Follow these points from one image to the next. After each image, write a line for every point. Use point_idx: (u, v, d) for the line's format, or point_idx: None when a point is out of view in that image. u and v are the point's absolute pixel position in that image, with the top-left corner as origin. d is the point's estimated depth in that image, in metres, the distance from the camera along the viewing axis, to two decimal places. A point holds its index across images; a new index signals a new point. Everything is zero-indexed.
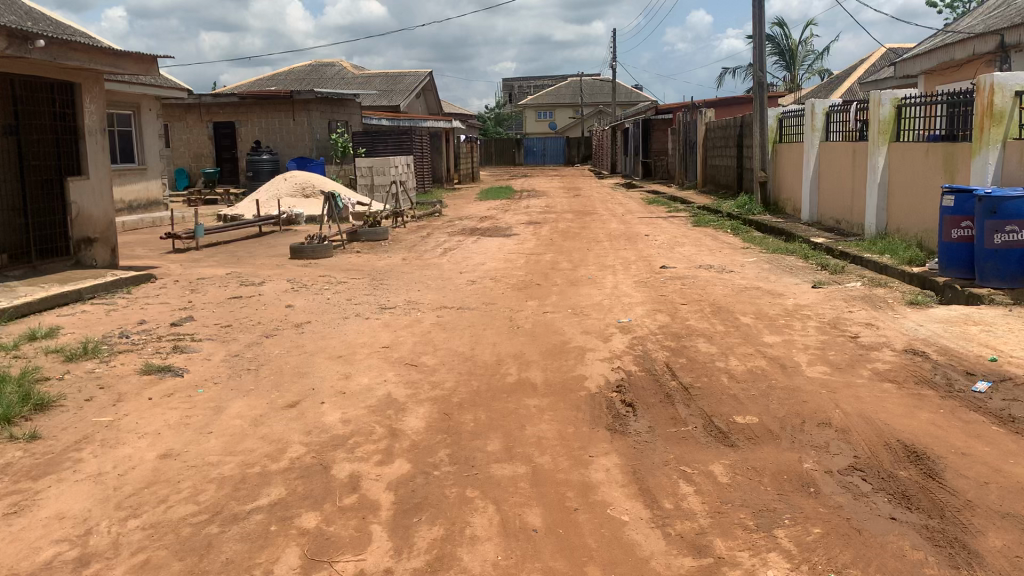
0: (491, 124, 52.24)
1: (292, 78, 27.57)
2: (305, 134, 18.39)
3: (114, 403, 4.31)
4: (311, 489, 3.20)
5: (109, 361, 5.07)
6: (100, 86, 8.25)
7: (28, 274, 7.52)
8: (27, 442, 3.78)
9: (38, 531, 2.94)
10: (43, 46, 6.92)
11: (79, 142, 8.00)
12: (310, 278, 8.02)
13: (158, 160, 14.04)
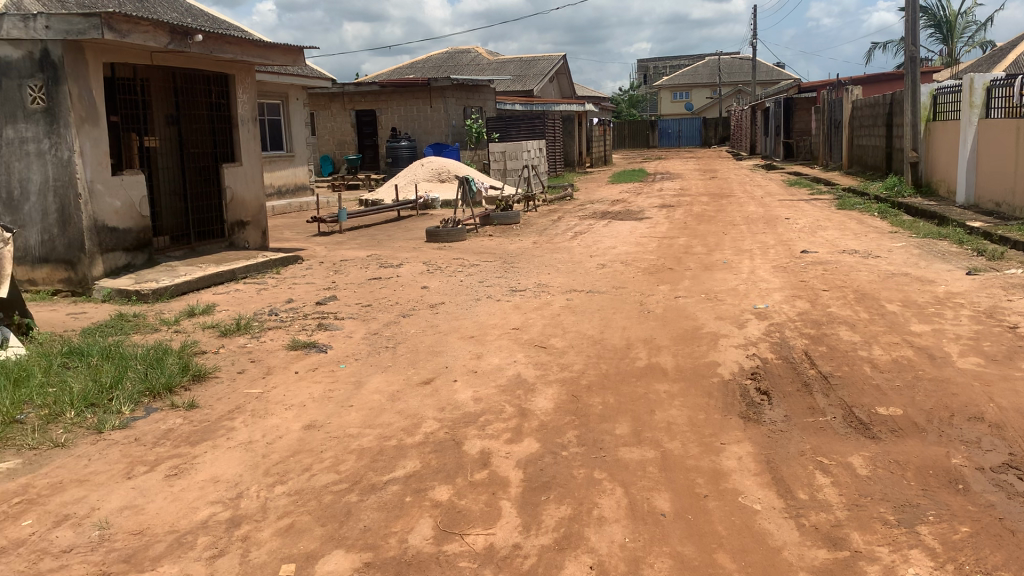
0: (626, 106, 51.68)
1: (429, 66, 28.21)
2: (442, 120, 18.79)
3: (264, 375, 4.58)
4: (444, 463, 3.30)
5: (260, 337, 5.38)
6: (252, 77, 8.69)
7: (188, 254, 8.06)
8: (187, 410, 4.08)
9: (196, 492, 3.17)
10: (201, 41, 7.36)
11: (233, 131, 8.44)
12: (444, 260, 8.20)
13: (304, 147, 14.68)
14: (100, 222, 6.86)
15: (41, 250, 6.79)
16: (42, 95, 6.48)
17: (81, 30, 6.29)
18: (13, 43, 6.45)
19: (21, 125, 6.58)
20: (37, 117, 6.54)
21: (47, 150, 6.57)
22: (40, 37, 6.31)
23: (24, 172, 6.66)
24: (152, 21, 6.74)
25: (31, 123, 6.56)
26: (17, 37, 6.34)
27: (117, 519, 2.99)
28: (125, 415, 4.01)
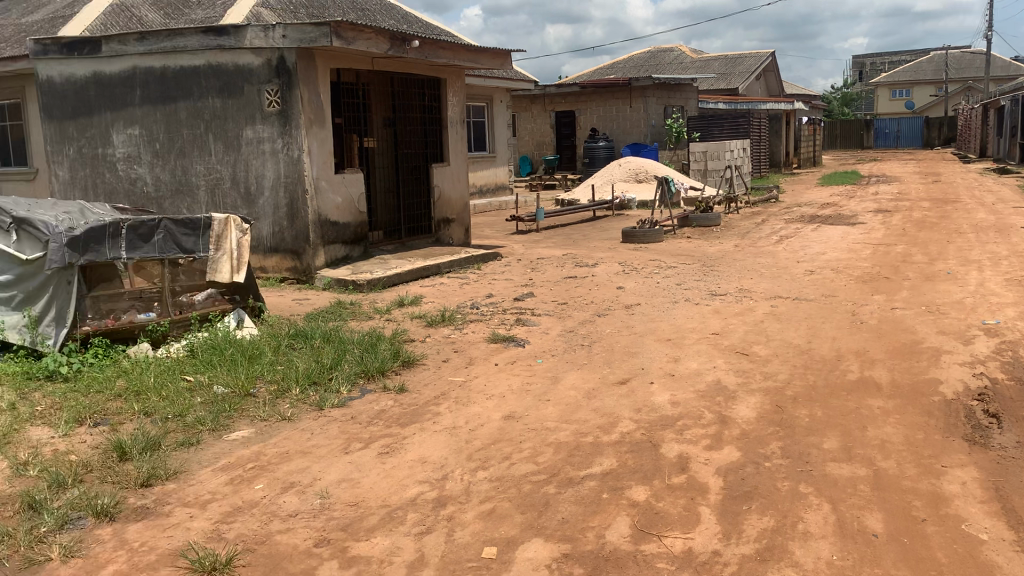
0: (838, 104, 49.03)
1: (631, 65, 28.13)
2: (642, 120, 18.63)
3: (466, 365, 4.78)
4: (641, 463, 3.30)
5: (462, 328, 5.61)
6: (462, 80, 9.09)
7: (398, 249, 8.54)
8: (397, 394, 4.33)
9: (405, 471, 3.37)
10: (417, 47, 7.76)
11: (443, 132, 8.91)
12: (641, 261, 8.17)
13: (505, 148, 15.10)
14: (324, 216, 7.40)
15: (272, 240, 7.43)
16: (278, 98, 7.09)
17: (312, 38, 6.82)
18: (255, 51, 7.10)
19: (259, 126, 7.23)
20: (272, 119, 7.16)
21: (279, 149, 7.19)
22: (278, 45, 6.93)
23: (260, 169, 7.32)
24: (375, 29, 7.18)
25: (267, 124, 7.20)
26: (258, 45, 6.99)
27: (335, 490, 3.23)
28: (343, 394, 4.32)
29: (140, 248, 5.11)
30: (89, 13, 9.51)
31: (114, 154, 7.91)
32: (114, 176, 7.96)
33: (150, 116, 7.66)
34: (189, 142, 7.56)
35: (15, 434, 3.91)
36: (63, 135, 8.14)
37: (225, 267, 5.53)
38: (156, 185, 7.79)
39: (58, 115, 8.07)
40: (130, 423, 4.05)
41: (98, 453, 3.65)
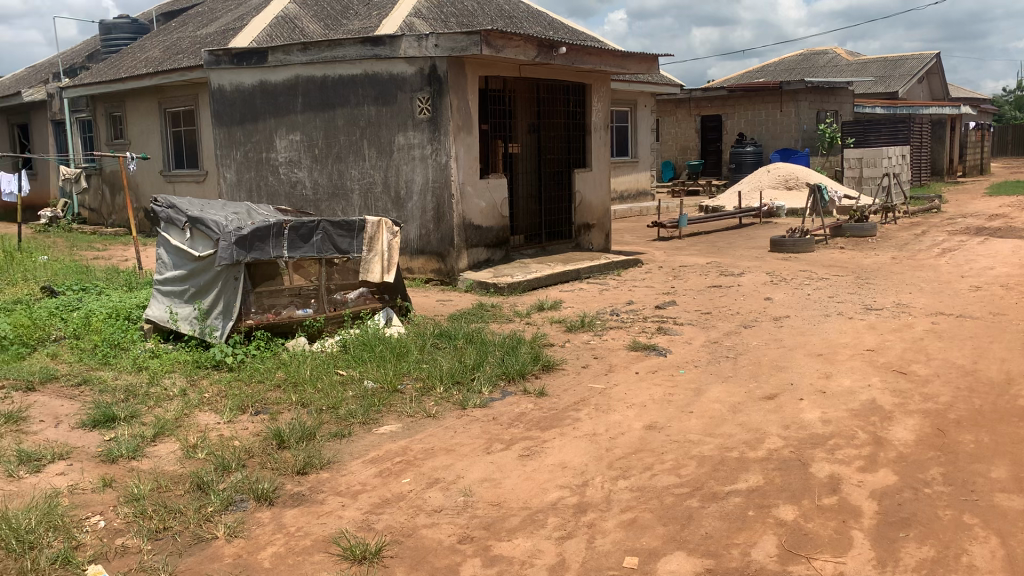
0: (1010, 107, 45.71)
1: (782, 68, 27.25)
2: (792, 125, 17.99)
3: (606, 372, 4.77)
4: (789, 482, 3.20)
5: (602, 334, 5.60)
6: (606, 86, 9.14)
7: (539, 254, 8.63)
8: (537, 397, 4.37)
9: (546, 475, 3.40)
10: (564, 53, 7.80)
11: (586, 138, 8.99)
12: (789, 272, 7.89)
13: (649, 153, 14.96)
14: (468, 220, 7.57)
15: (419, 243, 7.67)
16: (428, 106, 7.31)
17: (463, 47, 6.97)
18: (408, 60, 7.35)
19: (410, 133, 7.48)
20: (423, 125, 7.39)
21: (429, 155, 7.41)
22: (430, 54, 7.12)
23: (409, 174, 7.57)
24: (524, 37, 7.26)
25: (418, 131, 7.43)
26: (412, 55, 7.24)
27: (478, 489, 3.29)
28: (485, 395, 4.40)
29: (300, 248, 5.38)
30: (255, 26, 9.99)
31: (277, 159, 8.39)
32: (276, 179, 8.44)
33: (310, 123, 8.08)
34: (345, 147, 7.91)
35: (185, 418, 4.22)
36: (232, 140, 8.71)
37: (377, 267, 5.72)
38: (314, 188, 8.20)
39: (227, 121, 8.64)
40: (288, 412, 4.29)
41: (259, 440, 3.88)
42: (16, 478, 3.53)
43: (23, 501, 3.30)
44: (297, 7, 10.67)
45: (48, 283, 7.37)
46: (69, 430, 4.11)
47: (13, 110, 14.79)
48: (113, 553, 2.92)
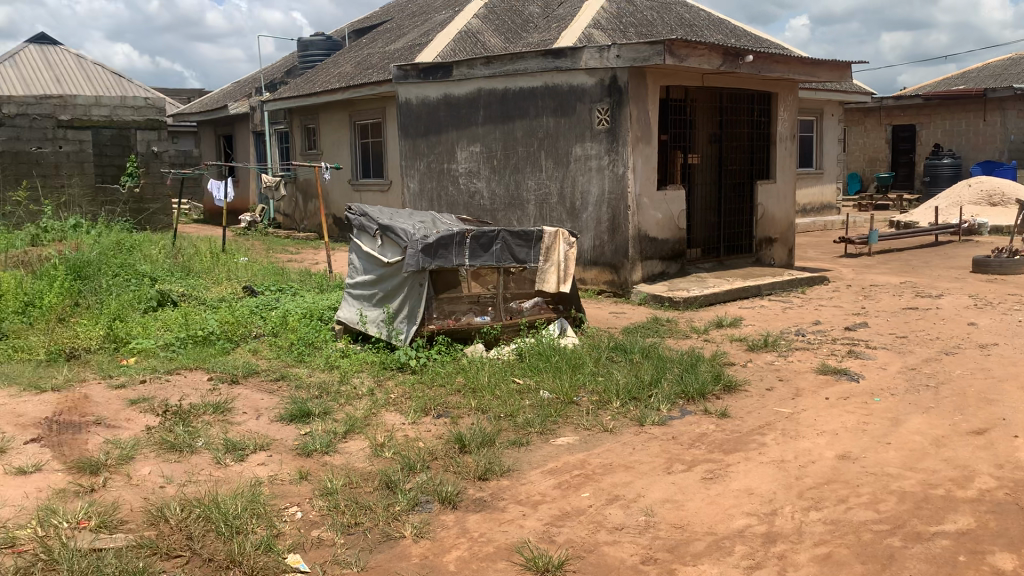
0: None
1: (986, 74, 25.29)
2: (998, 135, 16.42)
3: (793, 396, 4.55)
4: (1006, 528, 2.92)
5: (787, 355, 5.37)
6: (793, 94, 8.73)
7: (716, 268, 8.39)
8: (719, 418, 4.23)
9: (732, 500, 3.28)
10: (750, 61, 7.56)
11: (770, 149, 8.66)
12: (997, 295, 7.27)
13: (834, 164, 14.26)
14: (644, 232, 7.47)
15: (593, 254, 7.66)
16: (607, 117, 7.28)
17: (646, 57, 6.87)
18: (589, 71, 7.36)
19: (588, 144, 7.49)
20: (601, 136, 7.37)
21: (606, 166, 7.38)
22: (611, 65, 7.11)
23: (586, 185, 7.57)
24: (708, 45, 7.09)
25: (596, 142, 7.43)
26: (592, 66, 7.25)
27: (660, 510, 3.22)
28: (664, 412, 4.31)
29: (481, 256, 5.47)
30: (440, 40, 10.32)
31: (457, 169, 8.65)
32: (456, 189, 8.69)
33: (490, 134, 8.26)
34: (523, 158, 8.03)
35: (372, 417, 4.41)
36: (416, 151, 9.07)
37: (552, 278, 5.70)
38: (492, 199, 8.38)
39: (413, 133, 9.01)
40: (468, 417, 4.38)
41: (442, 443, 3.99)
42: (223, 466, 3.81)
43: (229, 487, 3.55)
44: (479, 21, 10.95)
45: (249, 283, 7.94)
46: (268, 422, 4.39)
47: (220, 122, 16.12)
48: (309, 544, 3.08)
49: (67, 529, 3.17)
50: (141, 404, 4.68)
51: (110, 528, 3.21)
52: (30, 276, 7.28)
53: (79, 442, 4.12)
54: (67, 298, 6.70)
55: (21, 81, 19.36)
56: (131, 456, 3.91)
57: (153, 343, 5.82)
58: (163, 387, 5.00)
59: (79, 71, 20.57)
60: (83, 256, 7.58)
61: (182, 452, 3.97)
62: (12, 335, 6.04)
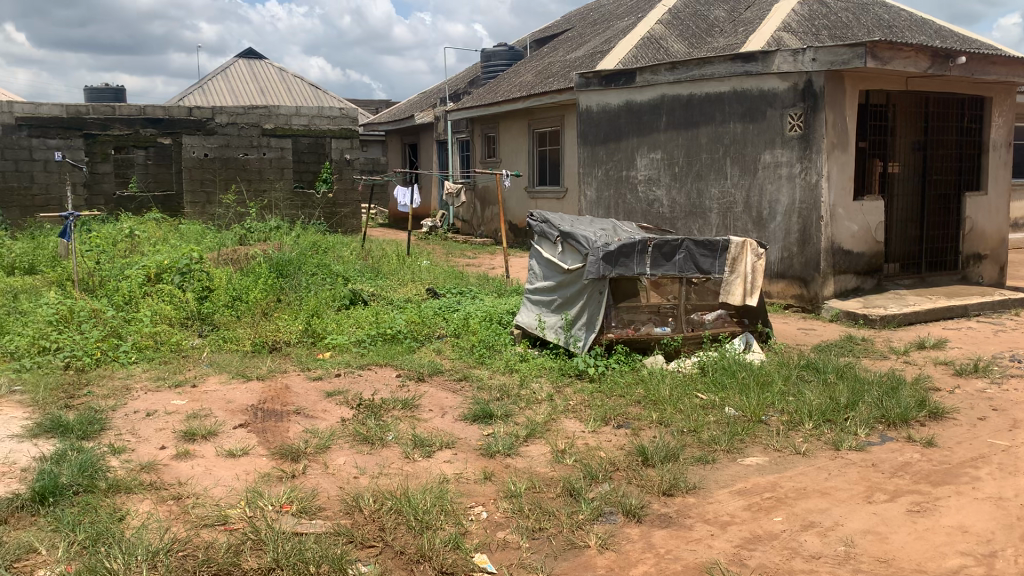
0: None
1: None
2: None
3: (1010, 428, 4.16)
4: None
5: (1001, 383, 4.91)
6: (1010, 99, 8.12)
7: (917, 284, 7.80)
8: (924, 447, 3.93)
9: (943, 537, 3.02)
10: (963, 63, 7.01)
11: (981, 157, 8.03)
12: None
13: None
14: (837, 244, 7.09)
15: (780, 266, 7.36)
16: (801, 122, 6.97)
17: (846, 60, 6.52)
18: (781, 76, 7.08)
19: (778, 150, 7.21)
20: (793, 143, 7.07)
21: (798, 174, 7.07)
22: (806, 68, 6.77)
23: (774, 194, 7.29)
24: (916, 47, 6.63)
25: (787, 149, 7.13)
26: (786, 70, 6.95)
27: (861, 541, 3.02)
28: (862, 437, 4.05)
29: (663, 266, 5.33)
30: (623, 47, 10.28)
31: (637, 177, 8.56)
32: (635, 198, 8.61)
33: (672, 141, 8.12)
34: (707, 166, 7.84)
35: (553, 423, 4.42)
36: (595, 158, 9.07)
37: (738, 290, 5.46)
38: (672, 207, 8.23)
39: (592, 140, 9.02)
40: (650, 430, 4.29)
41: (624, 454, 3.93)
42: (411, 460, 3.94)
43: (418, 482, 3.66)
44: (662, 28, 10.80)
45: (431, 285, 8.22)
46: (453, 421, 4.50)
47: (406, 131, 16.87)
48: (495, 545, 3.11)
49: (272, 511, 3.38)
50: (335, 396, 4.94)
51: (310, 513, 3.39)
52: (238, 273, 7.89)
53: (281, 430, 4.40)
54: (270, 294, 7.20)
55: (230, 93, 20.99)
56: (327, 445, 4.12)
57: (346, 339, 6.14)
58: (355, 381, 5.26)
59: (280, 83, 22.08)
60: (284, 255, 8.13)
61: (374, 444, 4.14)
62: (222, 327, 6.56)
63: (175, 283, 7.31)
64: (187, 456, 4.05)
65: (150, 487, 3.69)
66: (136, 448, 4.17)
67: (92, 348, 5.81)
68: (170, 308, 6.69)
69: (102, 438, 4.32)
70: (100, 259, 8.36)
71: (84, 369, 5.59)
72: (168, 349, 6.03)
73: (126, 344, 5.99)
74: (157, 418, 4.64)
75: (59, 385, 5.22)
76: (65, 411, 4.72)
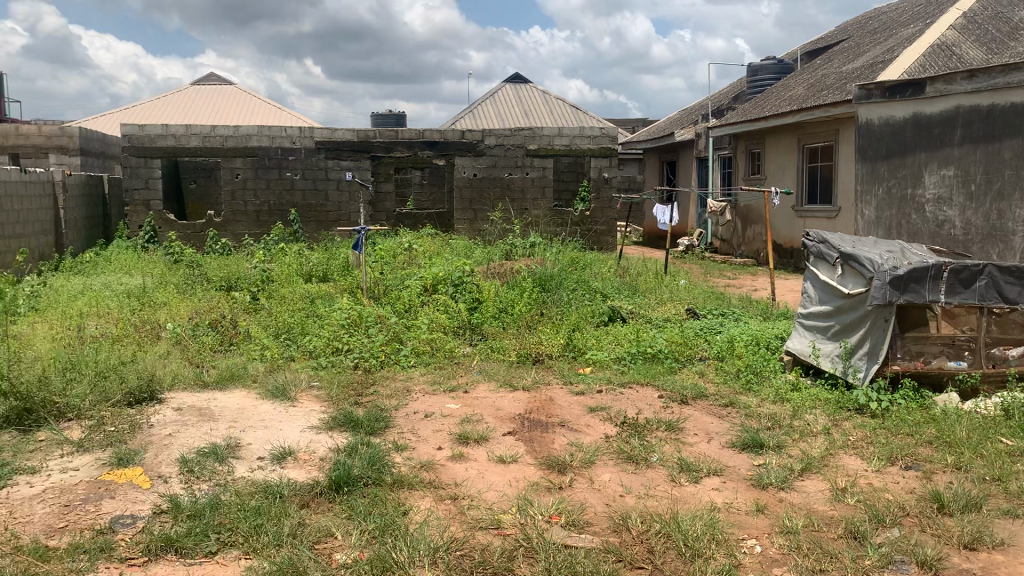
0: None
1: None
2: None
3: None
4: None
5: None
6: None
7: None
8: None
9: None
10: None
11: None
12: None
13: None
14: None
15: None
16: None
17: None
18: None
19: None
20: None
21: None
22: None
23: None
24: None
25: None
26: None
27: None
28: None
29: (960, 293, 4.83)
30: (909, 56, 9.54)
31: (924, 196, 7.86)
32: (920, 218, 7.91)
33: (969, 156, 7.35)
34: (1010, 183, 6.98)
35: (830, 458, 4.14)
36: (875, 175, 8.49)
37: None
38: (966, 229, 7.45)
39: (872, 156, 8.46)
40: (945, 474, 3.90)
41: (916, 498, 3.60)
42: (679, 484, 3.87)
43: (687, 507, 3.58)
44: (955, 32, 9.89)
45: (692, 305, 8.08)
46: (720, 448, 4.36)
47: (665, 149, 16.81)
48: None
49: (542, 520, 3.46)
50: (599, 412, 4.98)
51: (578, 527, 3.42)
52: (504, 286, 8.24)
53: (547, 441, 4.50)
54: (533, 308, 7.44)
55: (497, 115, 22.08)
56: (592, 460, 4.16)
57: (607, 355, 6.19)
58: (618, 399, 5.27)
59: (544, 104, 22.88)
60: (547, 271, 8.37)
61: (640, 464, 4.12)
62: (490, 337, 6.85)
63: (448, 294, 7.78)
64: (462, 459, 4.27)
65: (429, 485, 3.92)
66: (416, 447, 4.45)
67: (376, 351, 6.32)
68: (445, 317, 7.11)
69: (386, 435, 4.66)
70: (383, 270, 9.08)
71: (370, 370, 6.09)
72: (442, 355, 6.41)
73: (406, 348, 6.44)
74: (434, 420, 4.93)
75: (350, 383, 5.72)
76: (355, 407, 5.16)
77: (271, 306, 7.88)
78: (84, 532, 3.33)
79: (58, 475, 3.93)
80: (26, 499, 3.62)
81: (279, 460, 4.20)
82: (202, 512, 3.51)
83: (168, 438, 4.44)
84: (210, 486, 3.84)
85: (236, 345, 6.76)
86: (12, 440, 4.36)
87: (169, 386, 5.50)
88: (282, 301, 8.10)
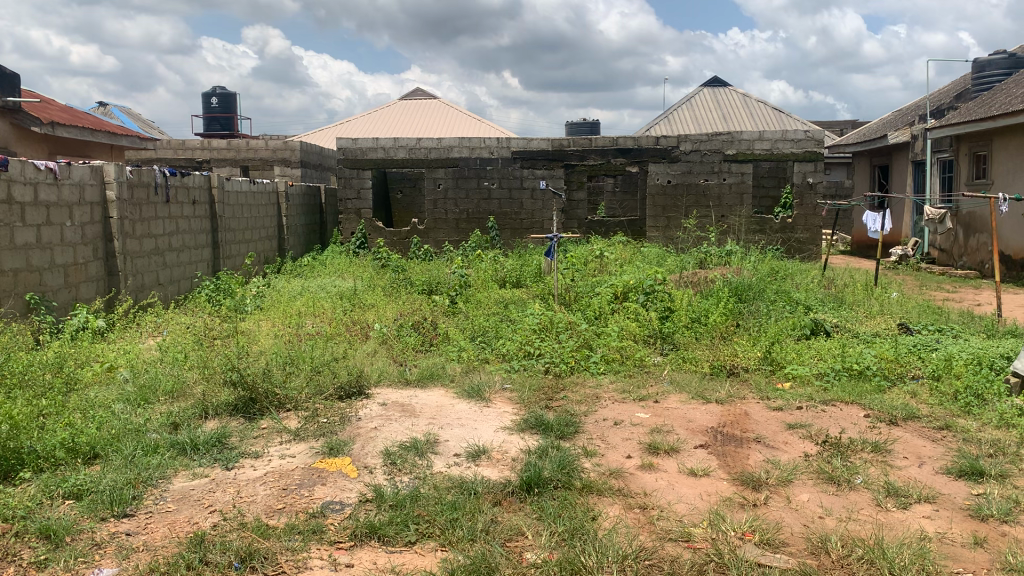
0: None
1: None
2: None
3: None
4: None
5: None
6: None
7: None
8: None
9: None
10: None
11: None
12: None
13: None
14: None
15: None
16: None
17: None
18: None
19: None
20: None
21: None
22: None
23: None
24: None
25: None
26: None
27: None
28: None
29: None
30: None
31: None
32: None
33: None
34: None
35: None
36: None
37: None
38: None
39: None
40: None
41: None
42: (885, 509, 3.64)
43: (894, 534, 3.37)
44: None
45: (904, 320, 7.55)
46: (934, 473, 4.06)
47: (877, 152, 15.82)
48: None
49: (734, 537, 3.37)
50: (798, 429, 4.78)
51: (773, 545, 3.31)
52: (699, 295, 8.07)
53: (742, 456, 4.38)
54: (728, 318, 7.25)
55: (694, 120, 21.72)
56: (791, 479, 4.00)
57: (809, 370, 5.93)
58: (819, 416, 5.02)
59: (744, 108, 22.23)
60: (745, 280, 8.11)
61: (842, 485, 3.91)
62: (683, 347, 6.75)
63: (639, 302, 7.72)
64: (652, 469, 4.23)
65: (618, 492, 3.92)
66: (606, 453, 4.47)
67: (568, 356, 6.39)
68: (635, 325, 7.08)
69: (576, 440, 4.71)
70: (575, 277, 9.15)
71: (561, 375, 6.19)
72: (632, 363, 6.40)
73: (596, 355, 6.48)
74: (623, 428, 4.92)
75: (541, 387, 5.84)
76: (546, 411, 5.25)
77: (468, 310, 8.16)
78: (299, 514, 3.61)
79: (278, 460, 4.30)
80: (250, 480, 3.99)
81: (474, 457, 4.36)
82: (403, 502, 3.71)
83: (374, 432, 4.73)
84: (411, 478, 4.06)
85: (435, 346, 7.06)
86: (240, 426, 4.81)
87: (375, 381, 5.87)
88: (478, 305, 8.39)
